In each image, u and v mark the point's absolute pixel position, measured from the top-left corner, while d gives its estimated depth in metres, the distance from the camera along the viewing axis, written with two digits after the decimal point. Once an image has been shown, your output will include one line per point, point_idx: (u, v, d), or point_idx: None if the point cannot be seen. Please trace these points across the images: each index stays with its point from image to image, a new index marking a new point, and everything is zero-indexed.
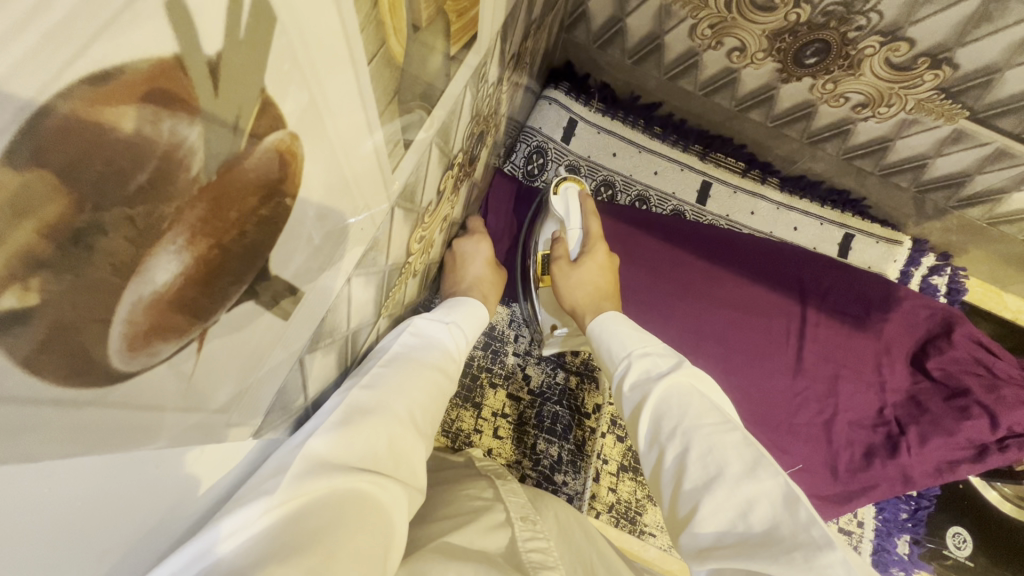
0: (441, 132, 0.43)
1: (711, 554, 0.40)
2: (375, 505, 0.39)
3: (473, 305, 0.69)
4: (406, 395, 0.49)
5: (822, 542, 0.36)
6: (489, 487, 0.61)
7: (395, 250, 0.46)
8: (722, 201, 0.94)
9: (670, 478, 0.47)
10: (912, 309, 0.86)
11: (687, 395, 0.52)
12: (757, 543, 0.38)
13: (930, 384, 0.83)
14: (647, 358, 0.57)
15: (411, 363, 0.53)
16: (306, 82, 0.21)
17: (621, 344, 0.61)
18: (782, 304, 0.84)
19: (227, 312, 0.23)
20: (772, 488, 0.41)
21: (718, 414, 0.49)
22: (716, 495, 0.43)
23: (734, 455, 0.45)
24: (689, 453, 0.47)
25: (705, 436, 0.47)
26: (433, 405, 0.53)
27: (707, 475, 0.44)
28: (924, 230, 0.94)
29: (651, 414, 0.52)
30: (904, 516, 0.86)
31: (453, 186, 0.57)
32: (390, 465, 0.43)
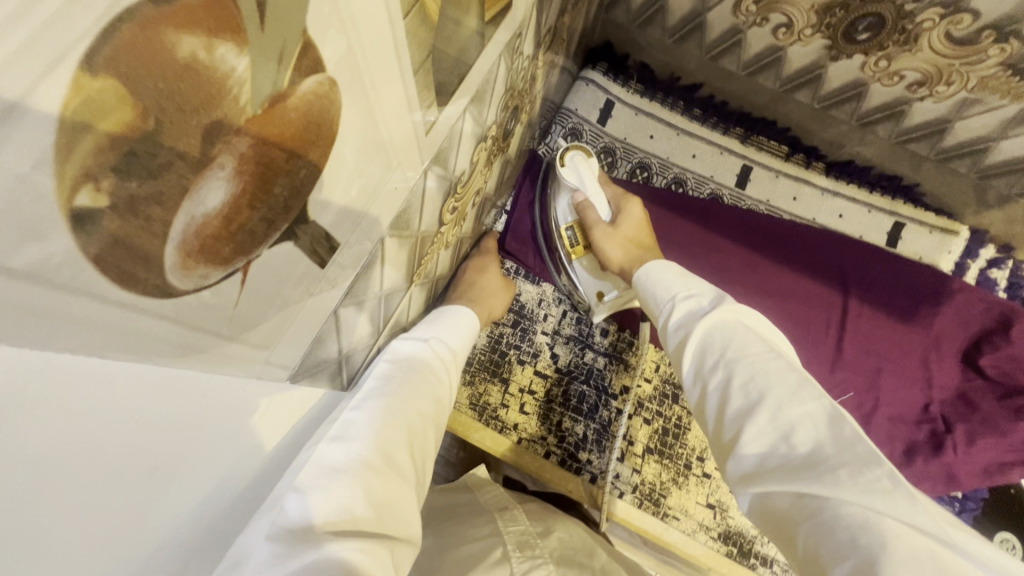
0: (475, 101, 0.44)
1: (755, 479, 0.42)
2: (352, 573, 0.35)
3: (463, 315, 0.64)
4: (384, 439, 0.44)
5: (867, 457, 0.37)
6: (489, 523, 0.63)
7: (427, 218, 0.48)
8: (763, 185, 0.91)
9: (714, 406, 0.47)
10: (966, 303, 0.81)
11: (732, 329, 0.50)
12: (800, 465, 0.39)
13: (983, 382, 0.79)
14: (691, 299, 0.55)
15: (394, 400, 0.48)
16: (344, 29, 0.22)
17: (665, 287, 0.59)
18: (822, 294, 0.83)
19: (269, 250, 0.25)
20: (819, 409, 0.41)
21: (762, 343, 0.48)
22: (759, 419, 0.43)
23: (777, 379, 0.44)
24: (732, 381, 0.46)
25: (749, 363, 0.46)
26: (415, 443, 0.48)
27: (750, 400, 0.44)
28: (985, 220, 0.87)
29: (695, 349, 0.51)
30: (947, 518, 0.80)
31: (486, 159, 0.58)
32: (370, 518, 0.39)
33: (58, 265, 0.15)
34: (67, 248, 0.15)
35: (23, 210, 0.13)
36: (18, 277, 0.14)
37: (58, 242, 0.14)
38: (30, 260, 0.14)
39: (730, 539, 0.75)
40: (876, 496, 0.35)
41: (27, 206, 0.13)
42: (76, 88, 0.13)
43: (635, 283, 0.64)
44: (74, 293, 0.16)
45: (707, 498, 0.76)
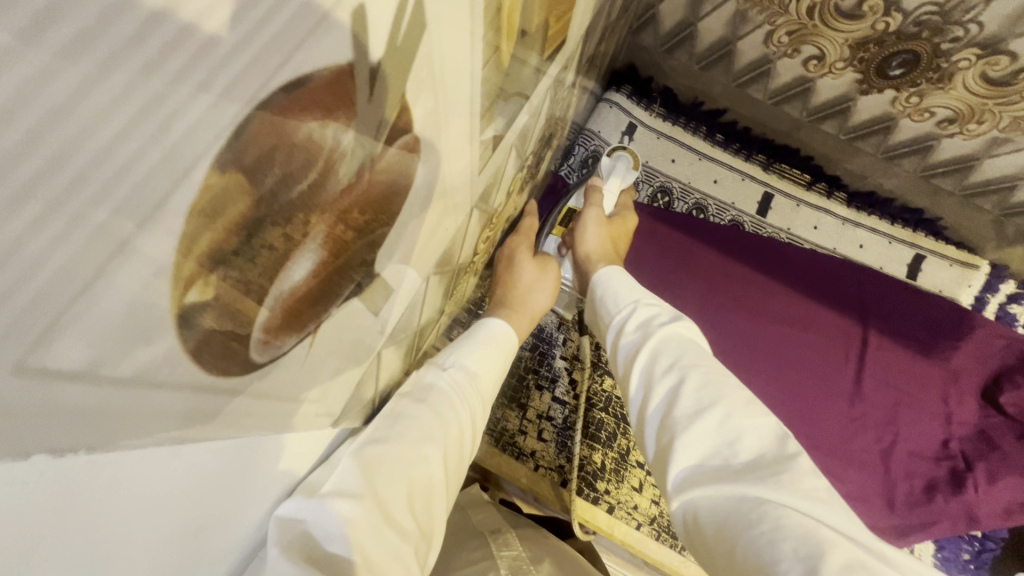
0: (522, 134, 0.43)
1: (692, 485, 0.40)
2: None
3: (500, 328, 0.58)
4: (382, 493, 0.36)
5: (805, 468, 0.38)
6: (482, 547, 0.61)
7: (465, 250, 0.46)
8: (784, 213, 0.91)
9: (656, 414, 0.45)
10: (985, 339, 0.82)
11: (687, 342, 0.49)
12: (741, 471, 0.38)
13: (1002, 420, 0.79)
14: (653, 306, 0.54)
15: (398, 442, 0.40)
16: (434, 86, 0.21)
17: (628, 292, 0.57)
18: (841, 324, 0.83)
19: (336, 308, 0.24)
20: (762, 425, 0.41)
21: (706, 355, 0.48)
22: (706, 424, 0.41)
23: (726, 391, 0.44)
24: (683, 386, 0.44)
25: (704, 372, 0.45)
26: (422, 494, 0.40)
27: (700, 404, 0.43)
28: (1005, 255, 0.87)
29: (645, 357, 0.49)
30: (966, 557, 0.79)
31: (520, 187, 0.57)
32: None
33: (160, 365, 0.13)
34: (170, 347, 0.13)
35: (140, 318, 0.12)
36: (124, 384, 0.13)
37: (164, 341, 0.13)
38: (136, 365, 0.13)
39: None
40: (813, 501, 0.36)
41: (144, 312, 0.12)
42: (204, 188, 0.12)
43: (591, 286, 0.63)
44: (171, 387, 0.15)
45: None
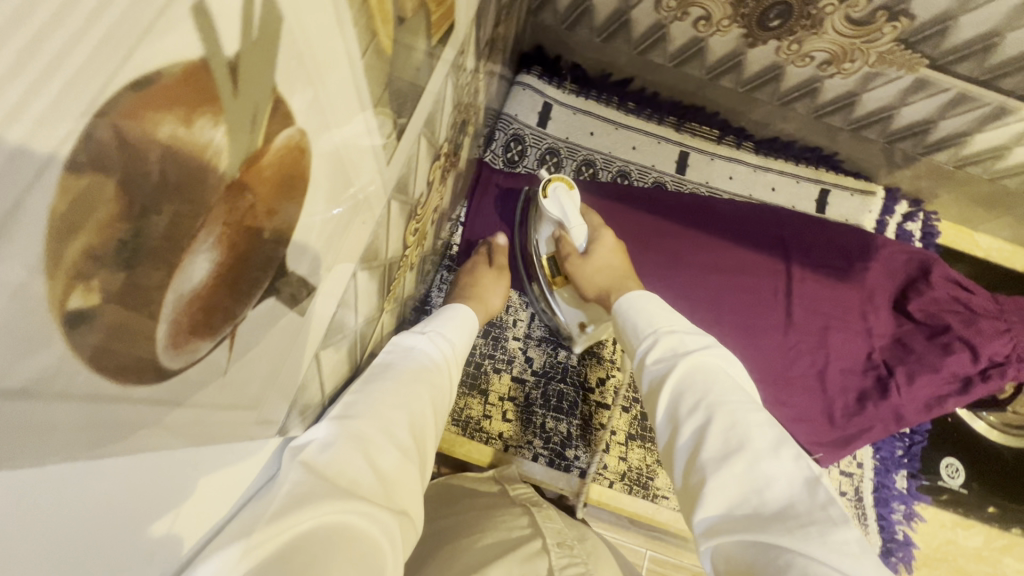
0: (428, 121, 0.44)
1: (720, 529, 0.42)
2: (363, 536, 0.34)
3: (461, 312, 0.67)
4: (384, 417, 0.45)
5: (834, 515, 0.39)
6: (524, 515, 0.62)
7: (393, 243, 0.47)
8: (701, 169, 0.96)
9: (685, 450, 0.49)
10: (890, 256, 0.90)
11: (714, 373, 0.52)
12: (771, 518, 0.40)
13: (913, 325, 0.87)
14: (676, 334, 0.57)
15: (391, 385, 0.49)
16: (310, 78, 0.21)
17: (648, 321, 0.60)
18: (768, 263, 0.89)
19: (252, 310, 0.24)
20: (795, 469, 0.43)
21: (740, 392, 0.51)
22: (732, 468, 0.44)
23: (757, 432, 0.46)
24: (712, 426, 0.48)
25: (728, 409, 0.48)
26: (413, 427, 0.48)
27: (726, 448, 0.46)
28: (895, 179, 0.96)
29: (671, 391, 0.53)
30: (900, 452, 0.86)
31: (441, 176, 0.58)
32: (372, 487, 0.38)
33: (54, 375, 0.14)
34: (61, 355, 0.14)
35: (16, 327, 0.12)
36: (16, 396, 0.13)
37: (52, 351, 0.13)
38: (26, 376, 0.13)
39: None
40: (842, 552, 0.37)
41: (18, 322, 0.12)
42: (63, 192, 0.12)
43: (614, 317, 0.65)
44: (72, 399, 0.15)
45: None
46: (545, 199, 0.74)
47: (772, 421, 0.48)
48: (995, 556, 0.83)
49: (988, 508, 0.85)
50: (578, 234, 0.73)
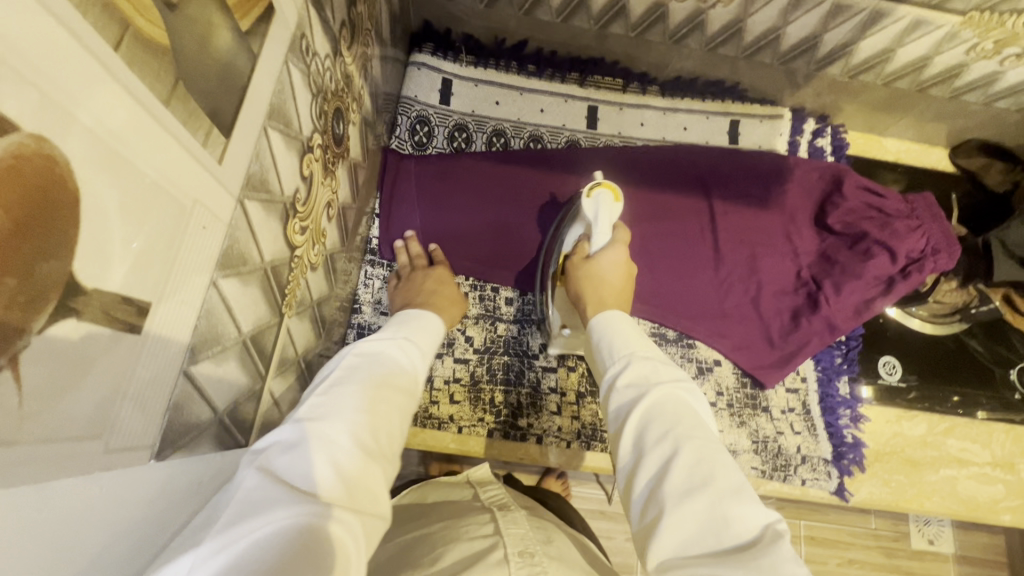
0: (272, 114, 0.42)
1: (674, 565, 0.41)
2: (319, 541, 0.35)
3: (421, 316, 0.64)
4: (356, 415, 0.44)
5: (789, 560, 0.39)
6: (489, 521, 0.61)
7: (269, 246, 0.45)
8: (612, 120, 0.95)
9: (645, 486, 0.47)
10: (805, 175, 0.92)
11: (681, 406, 0.51)
12: (725, 559, 0.40)
13: (835, 238, 0.90)
14: (648, 362, 0.56)
15: (358, 384, 0.47)
16: (25, 78, 0.20)
17: (623, 343, 0.60)
18: (690, 204, 0.90)
19: (41, 335, 0.23)
20: (754, 519, 0.42)
21: (705, 430, 0.49)
22: (695, 506, 0.43)
23: (720, 471, 0.45)
24: (676, 458, 0.46)
25: (695, 446, 0.47)
26: (388, 424, 0.46)
27: (689, 484, 0.45)
28: (799, 99, 0.97)
29: (637, 422, 0.51)
30: (839, 360, 0.89)
31: (324, 170, 0.56)
32: (340, 494, 0.39)
33: None
34: None
35: None
36: None
37: None
38: None
39: None
40: None
41: None
42: None
43: (591, 333, 0.65)
44: None
45: None
46: (587, 196, 0.75)
47: (734, 464, 0.47)
48: (939, 440, 0.88)
49: (953, 397, 0.90)
50: (599, 240, 0.74)
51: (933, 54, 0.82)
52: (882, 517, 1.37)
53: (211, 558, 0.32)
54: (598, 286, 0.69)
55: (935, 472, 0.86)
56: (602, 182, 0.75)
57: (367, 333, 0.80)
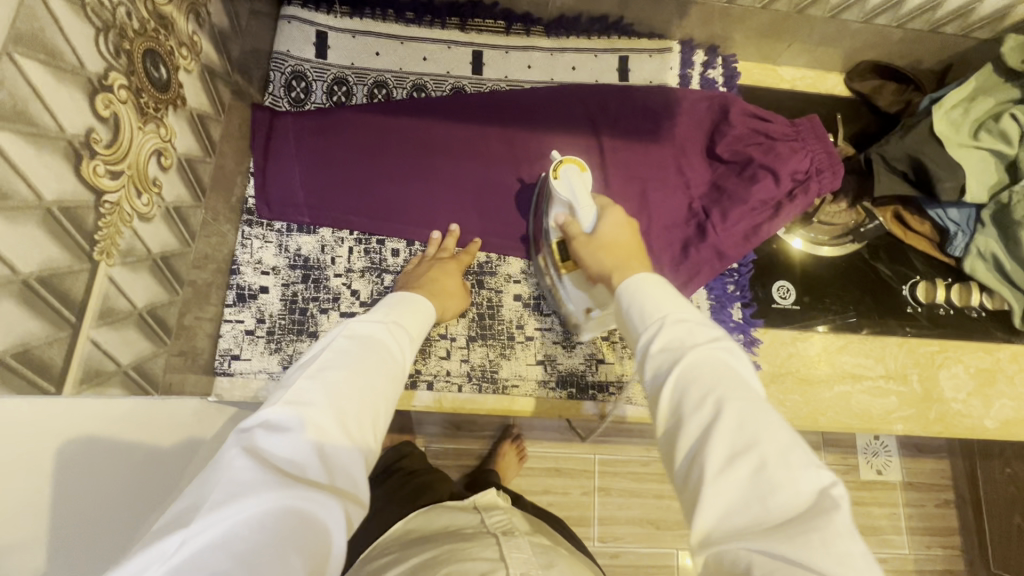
0: (20, 39, 0.40)
1: (718, 535, 0.38)
2: (306, 519, 0.42)
3: (407, 299, 0.70)
4: (341, 405, 0.50)
5: (846, 531, 0.35)
6: (494, 546, 0.63)
7: (49, 184, 0.44)
8: (497, 64, 0.94)
9: (684, 449, 0.44)
10: (693, 106, 0.91)
11: (721, 367, 0.46)
12: (773, 527, 0.37)
13: (725, 167, 0.89)
14: (682, 321, 0.51)
15: (339, 370, 0.53)
16: None
17: (655, 303, 0.53)
18: (580, 142, 0.90)
19: None
20: (807, 484, 0.38)
21: (748, 390, 0.45)
22: (738, 471, 0.40)
23: (767, 434, 0.41)
24: (717, 421, 0.43)
25: (738, 403, 0.43)
26: (371, 413, 0.53)
27: (734, 448, 0.41)
28: (686, 30, 0.96)
29: (675, 385, 0.47)
30: (731, 288, 0.91)
31: (140, 115, 0.54)
32: (320, 477, 0.45)
33: None
34: None
35: None
36: None
37: None
38: None
39: (568, 383, 0.81)
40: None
41: None
42: None
43: (615, 300, 0.59)
44: None
45: (536, 356, 0.82)
46: (556, 180, 0.73)
47: (785, 422, 0.43)
48: (834, 357, 0.90)
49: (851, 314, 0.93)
50: (587, 215, 0.71)
51: None
52: (831, 451, 1.39)
53: (199, 534, 0.38)
54: (604, 247, 0.67)
55: (829, 389, 0.87)
56: (561, 162, 0.74)
57: (248, 293, 0.79)
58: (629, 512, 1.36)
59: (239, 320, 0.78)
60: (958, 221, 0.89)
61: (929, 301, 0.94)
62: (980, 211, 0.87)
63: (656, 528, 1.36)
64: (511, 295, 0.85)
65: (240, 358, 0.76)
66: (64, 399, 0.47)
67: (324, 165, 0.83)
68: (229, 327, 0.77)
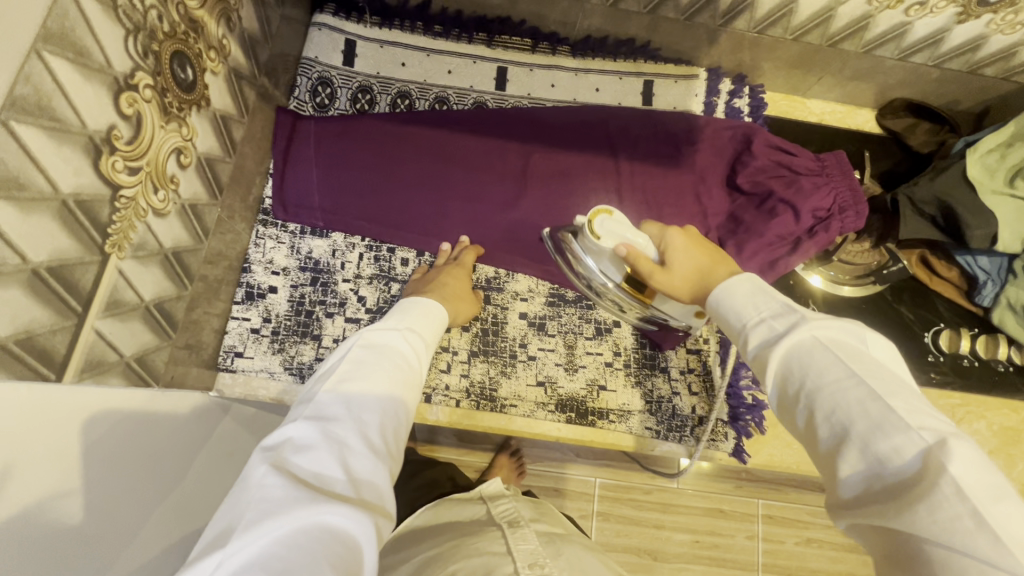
0: (50, 38, 0.41)
1: (848, 518, 0.40)
2: (337, 535, 0.41)
3: (425, 306, 0.70)
4: (362, 417, 0.51)
5: (950, 490, 0.34)
6: (500, 539, 0.65)
7: (64, 176, 0.45)
8: (521, 81, 0.94)
9: (804, 442, 0.45)
10: (715, 134, 0.90)
11: (810, 354, 0.45)
12: (887, 497, 0.37)
13: (745, 199, 0.87)
14: (764, 322, 0.50)
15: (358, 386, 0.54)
16: None
17: (734, 309, 0.54)
18: (599, 163, 0.86)
19: None
20: (907, 450, 0.37)
21: (841, 367, 0.43)
22: (843, 456, 0.40)
23: (861, 413, 0.40)
24: (816, 414, 0.43)
25: (832, 393, 0.42)
26: (391, 426, 0.53)
27: (836, 433, 0.41)
28: (714, 57, 0.95)
29: (773, 382, 0.47)
30: None
31: (162, 112, 0.56)
32: (349, 491, 0.45)
33: None
34: None
35: None
36: None
37: None
38: None
39: (567, 407, 0.80)
40: (953, 535, 0.33)
41: None
42: None
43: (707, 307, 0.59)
44: None
45: (537, 377, 0.81)
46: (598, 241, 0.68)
47: (889, 393, 0.41)
48: None
49: None
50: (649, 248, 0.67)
51: (835, 5, 0.79)
52: None
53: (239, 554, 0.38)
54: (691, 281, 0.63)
55: None
56: (589, 225, 0.68)
57: (257, 292, 0.80)
58: (626, 541, 1.33)
59: (247, 318, 0.79)
60: (988, 270, 0.86)
61: (953, 351, 0.90)
62: (1013, 261, 0.83)
63: (653, 559, 1.33)
64: (516, 313, 0.85)
65: (243, 356, 0.77)
66: (67, 387, 0.48)
67: (339, 173, 0.82)
68: (236, 324, 0.78)
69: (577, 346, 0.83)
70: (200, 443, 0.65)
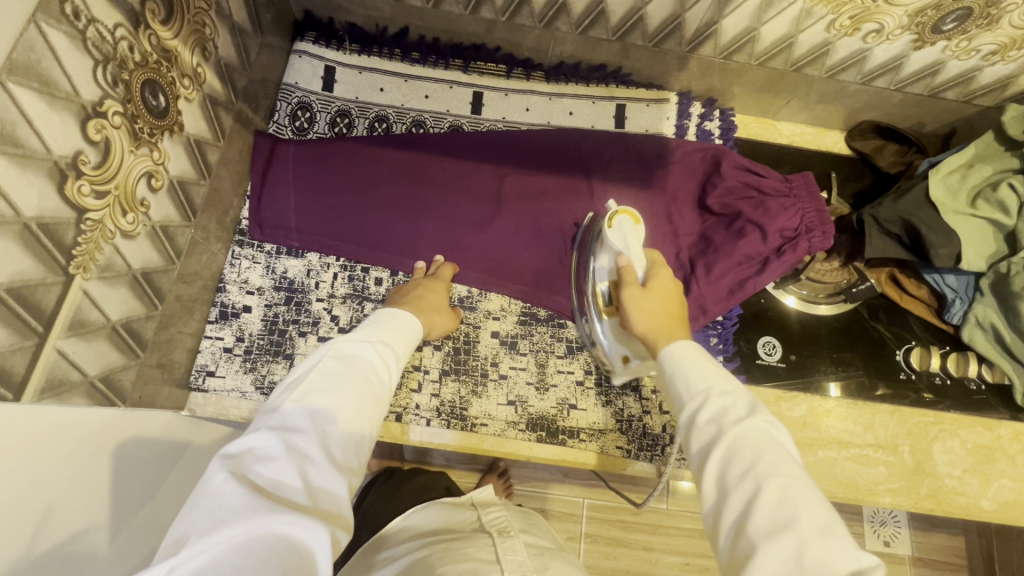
0: (14, 69, 0.43)
1: None
2: (291, 545, 0.42)
3: (401, 319, 0.71)
4: (326, 429, 0.52)
5: None
6: (488, 547, 0.64)
7: (27, 201, 0.46)
8: (496, 105, 0.97)
9: (731, 524, 0.46)
10: (686, 156, 0.91)
11: (764, 444, 0.48)
12: None
13: (714, 219, 0.88)
14: (725, 397, 0.54)
15: (324, 397, 0.54)
16: None
17: (697, 377, 0.56)
18: (570, 185, 0.88)
19: None
20: (842, 560, 0.40)
21: (793, 468, 0.47)
22: (781, 544, 0.42)
23: (808, 514, 0.43)
24: (759, 497, 0.45)
25: (781, 484, 0.45)
26: (356, 438, 0.54)
27: (777, 523, 0.43)
28: (683, 82, 0.98)
29: (721, 455, 0.49)
30: (714, 340, 0.91)
31: (132, 136, 0.58)
32: (305, 502, 0.46)
33: None
34: None
35: None
36: None
37: None
38: None
39: (538, 425, 0.80)
40: None
41: None
42: None
43: (660, 365, 0.62)
44: None
45: (508, 396, 0.81)
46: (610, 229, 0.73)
47: (828, 507, 0.44)
48: (820, 421, 0.86)
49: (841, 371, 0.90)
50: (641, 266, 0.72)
51: (795, 32, 0.82)
52: None
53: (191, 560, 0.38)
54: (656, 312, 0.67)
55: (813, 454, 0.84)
56: (614, 213, 0.73)
57: (230, 311, 0.81)
58: (614, 563, 1.31)
59: (219, 337, 0.80)
60: (955, 287, 0.86)
61: (924, 369, 0.90)
62: (978, 278, 0.84)
63: None
64: (488, 331, 0.85)
65: (215, 375, 0.78)
66: (23, 406, 0.48)
67: (315, 196, 0.84)
68: (209, 343, 0.79)
69: (549, 365, 0.84)
70: (162, 478, 0.67)
